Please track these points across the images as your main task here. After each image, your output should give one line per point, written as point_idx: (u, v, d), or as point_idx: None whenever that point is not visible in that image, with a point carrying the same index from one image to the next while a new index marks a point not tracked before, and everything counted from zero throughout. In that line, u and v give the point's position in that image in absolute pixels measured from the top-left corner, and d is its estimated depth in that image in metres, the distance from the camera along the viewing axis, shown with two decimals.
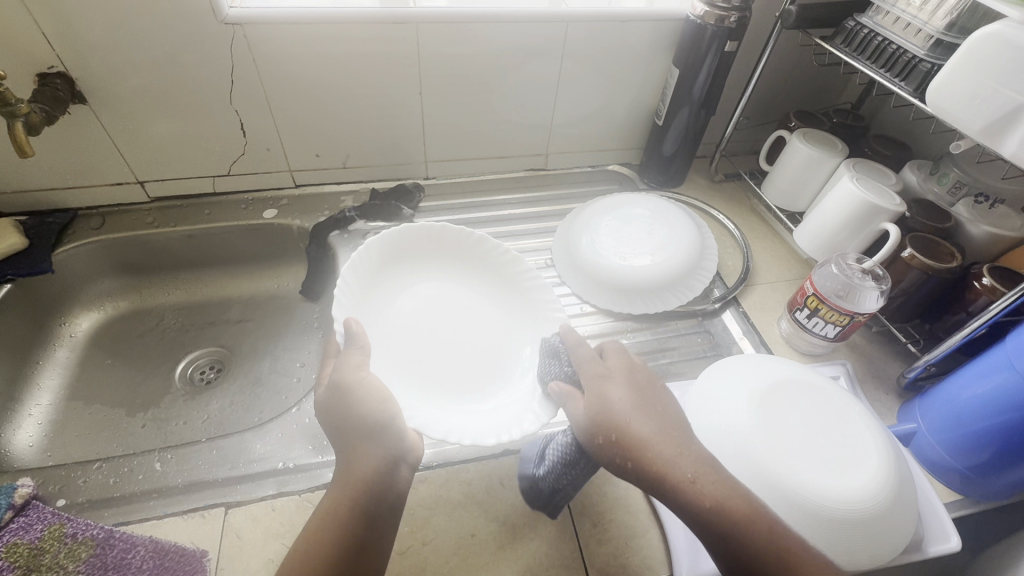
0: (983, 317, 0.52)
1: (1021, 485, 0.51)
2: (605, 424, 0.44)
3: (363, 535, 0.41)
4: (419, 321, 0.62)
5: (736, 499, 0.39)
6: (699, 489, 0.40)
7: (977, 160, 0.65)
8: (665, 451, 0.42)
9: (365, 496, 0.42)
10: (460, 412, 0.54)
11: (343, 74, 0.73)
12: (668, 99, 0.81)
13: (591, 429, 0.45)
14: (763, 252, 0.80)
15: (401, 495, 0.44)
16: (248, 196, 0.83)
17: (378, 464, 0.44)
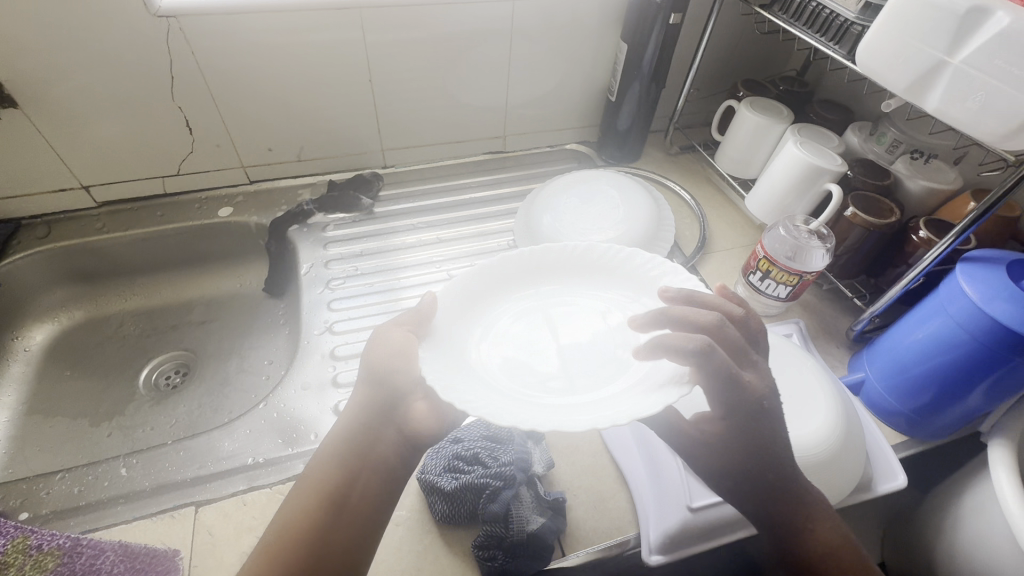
0: (918, 267, 0.55)
1: (959, 421, 0.55)
2: (748, 467, 0.42)
3: (351, 487, 0.43)
4: (540, 334, 0.50)
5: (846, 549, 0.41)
6: (816, 536, 0.41)
7: (908, 117, 0.70)
8: (796, 500, 0.42)
9: (354, 448, 0.44)
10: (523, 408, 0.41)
11: (290, 63, 0.71)
12: (620, 75, 0.82)
13: (731, 466, 0.42)
14: (718, 220, 0.83)
15: (388, 453, 0.44)
16: (200, 194, 0.81)
17: (363, 419, 0.45)
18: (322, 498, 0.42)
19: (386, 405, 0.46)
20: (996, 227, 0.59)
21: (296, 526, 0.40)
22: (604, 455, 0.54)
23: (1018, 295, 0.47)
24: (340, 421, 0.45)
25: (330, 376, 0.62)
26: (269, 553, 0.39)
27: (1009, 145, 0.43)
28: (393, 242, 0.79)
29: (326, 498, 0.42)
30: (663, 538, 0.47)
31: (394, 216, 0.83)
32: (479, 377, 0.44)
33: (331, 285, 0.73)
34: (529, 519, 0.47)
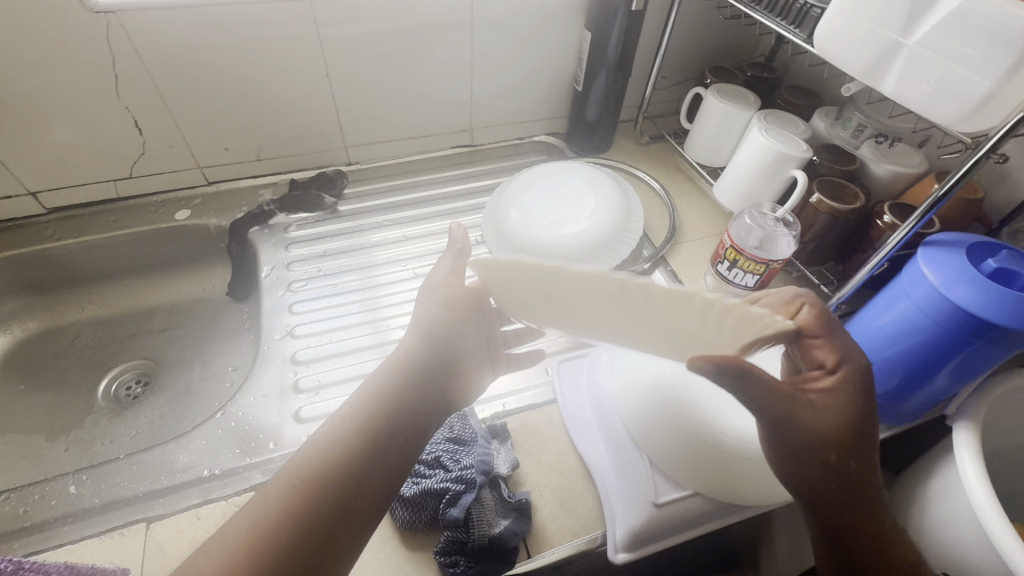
0: (882, 252, 0.54)
1: (927, 403, 0.55)
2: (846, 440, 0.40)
3: (376, 450, 0.41)
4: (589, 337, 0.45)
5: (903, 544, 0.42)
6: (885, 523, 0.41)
7: (868, 101, 0.71)
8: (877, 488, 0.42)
9: (391, 406, 0.43)
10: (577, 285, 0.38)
11: (242, 59, 0.69)
12: (585, 64, 0.80)
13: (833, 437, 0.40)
14: (688, 209, 0.82)
15: (418, 429, 0.44)
16: (156, 197, 0.78)
17: (402, 390, 0.44)
18: (347, 451, 0.40)
19: (431, 380, 0.46)
20: (959, 209, 0.59)
21: (317, 474, 0.39)
22: (571, 453, 0.53)
23: (977, 278, 0.46)
24: (382, 384, 0.44)
25: (291, 381, 0.60)
26: (285, 497, 0.38)
27: (964, 126, 0.42)
28: (358, 241, 0.77)
29: (350, 453, 0.40)
30: (630, 535, 0.46)
31: (359, 214, 0.81)
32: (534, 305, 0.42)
33: (293, 287, 0.71)
34: (493, 522, 0.46)
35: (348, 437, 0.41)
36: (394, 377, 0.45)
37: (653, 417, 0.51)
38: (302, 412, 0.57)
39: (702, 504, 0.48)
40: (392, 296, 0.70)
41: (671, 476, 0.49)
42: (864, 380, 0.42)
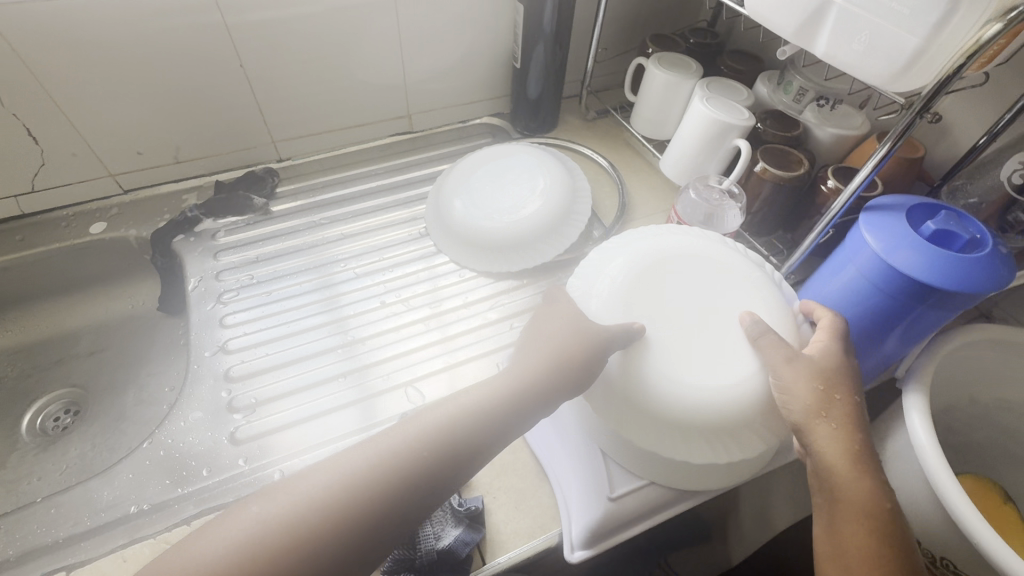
0: (825, 220, 0.53)
1: (877, 367, 0.55)
2: (822, 375, 0.42)
3: (438, 463, 0.39)
4: (667, 340, 0.46)
5: (881, 505, 0.39)
6: (862, 474, 0.40)
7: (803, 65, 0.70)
8: (854, 436, 0.41)
9: (462, 426, 0.41)
10: (653, 245, 0.52)
11: (141, 53, 0.63)
12: (521, 39, 0.76)
13: (812, 370, 0.43)
14: (639, 185, 0.79)
15: (482, 453, 0.41)
16: (66, 211, 0.72)
17: (461, 419, 0.41)
18: (353, 491, 0.37)
19: (509, 420, 0.43)
20: (899, 169, 0.58)
21: (305, 517, 0.36)
22: (525, 451, 0.51)
23: (918, 242, 0.46)
24: (456, 407, 0.42)
25: (225, 401, 0.56)
26: (268, 539, 0.35)
27: (897, 86, 0.41)
28: (292, 243, 0.72)
29: (367, 493, 0.37)
30: (585, 533, 0.45)
31: (294, 213, 0.76)
32: (614, 289, 0.49)
33: (224, 299, 0.66)
34: (442, 533, 0.44)
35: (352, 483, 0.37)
36: (459, 412, 0.42)
37: None
38: (239, 433, 0.54)
39: (658, 493, 0.47)
40: (341, 298, 0.67)
41: (624, 467, 0.48)
42: (838, 337, 0.45)
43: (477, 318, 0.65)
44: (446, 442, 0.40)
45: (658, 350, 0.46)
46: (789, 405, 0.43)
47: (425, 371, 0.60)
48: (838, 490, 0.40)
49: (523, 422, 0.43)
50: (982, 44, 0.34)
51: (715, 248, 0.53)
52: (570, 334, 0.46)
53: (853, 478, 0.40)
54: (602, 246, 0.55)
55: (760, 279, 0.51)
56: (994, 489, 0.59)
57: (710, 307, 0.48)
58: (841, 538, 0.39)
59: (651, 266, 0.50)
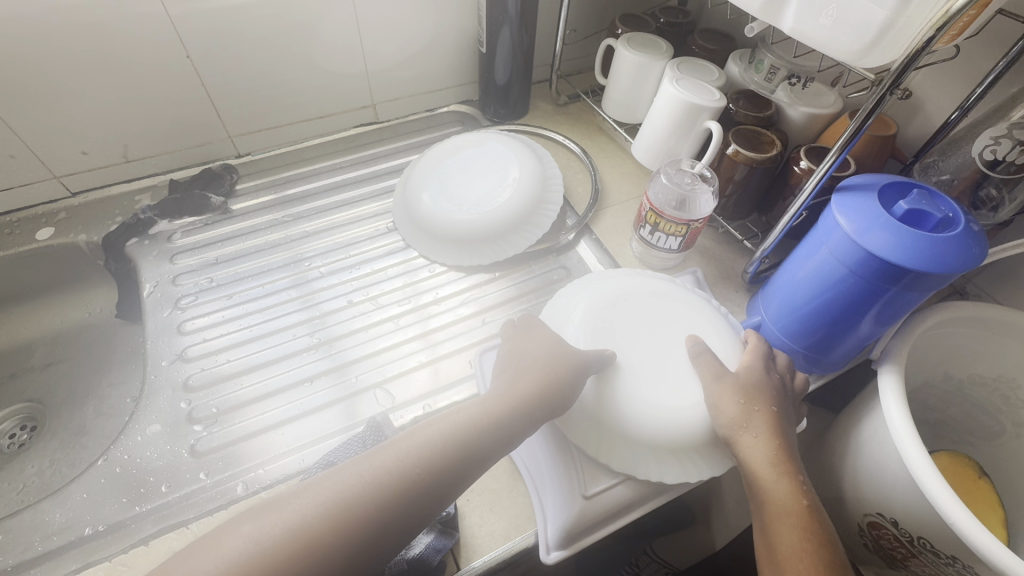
0: (799, 201, 0.51)
1: (851, 352, 0.55)
2: (743, 390, 0.46)
3: (439, 475, 0.39)
4: (631, 371, 0.49)
5: (802, 502, 0.41)
6: (783, 476, 0.42)
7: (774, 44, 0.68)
8: (773, 443, 0.43)
9: (455, 438, 0.41)
10: (611, 282, 0.56)
11: (77, 47, 0.59)
12: (485, 23, 0.73)
13: (734, 388, 0.46)
14: (612, 171, 0.78)
15: (483, 462, 0.41)
16: (9, 216, 0.68)
17: (450, 435, 0.41)
18: (362, 496, 0.37)
19: (507, 428, 0.43)
20: (871, 147, 0.58)
21: (312, 526, 0.35)
22: None
23: (890, 222, 0.45)
24: (449, 421, 0.42)
25: (184, 412, 0.54)
26: (282, 546, 0.34)
27: (865, 61, 0.40)
28: (254, 243, 0.69)
29: (365, 507, 0.36)
30: (561, 533, 0.44)
31: (255, 211, 0.73)
32: (578, 324, 0.53)
33: (182, 304, 0.63)
34: (413, 542, 0.43)
35: (362, 486, 0.37)
36: (461, 422, 0.42)
37: (572, 411, 0.48)
38: (199, 445, 0.52)
39: (632, 489, 0.46)
40: (317, 295, 0.64)
41: (596, 465, 0.47)
42: (757, 358, 0.49)
43: (450, 315, 0.63)
44: (438, 458, 0.39)
45: (629, 377, 0.49)
46: (719, 419, 0.45)
47: (398, 371, 0.58)
48: (764, 494, 0.42)
49: (507, 439, 0.42)
50: (951, 14, 0.33)
51: (667, 284, 0.57)
52: (546, 358, 0.47)
53: (776, 480, 0.42)
54: (568, 284, 0.58)
55: (713, 310, 0.55)
56: (968, 465, 0.59)
57: (666, 337, 0.52)
58: (774, 539, 0.40)
59: (614, 303, 0.54)
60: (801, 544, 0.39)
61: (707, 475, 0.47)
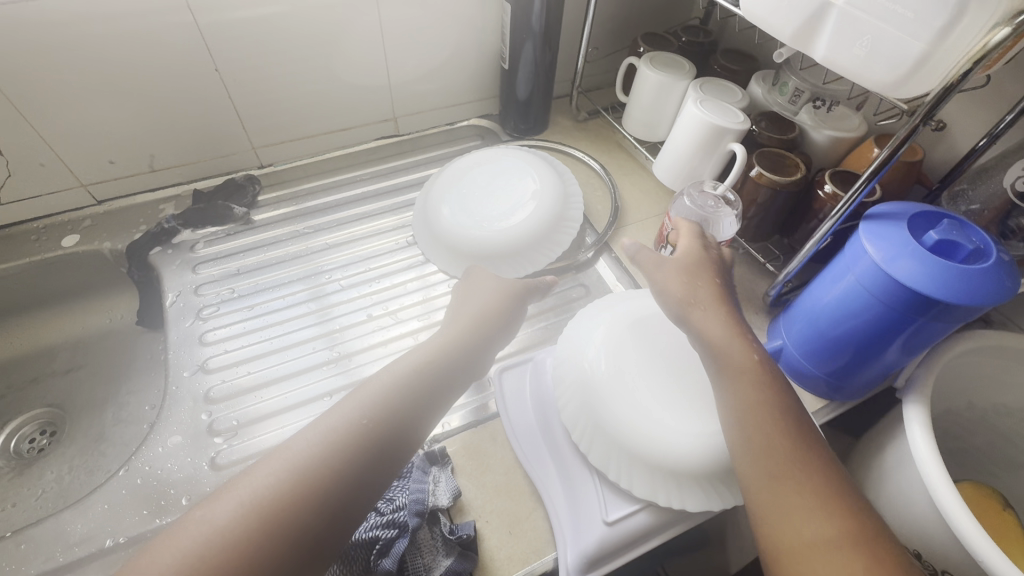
0: (825, 227, 0.51)
1: (873, 380, 0.54)
2: (687, 271, 0.50)
3: (367, 457, 0.40)
4: (643, 396, 0.49)
5: (755, 362, 0.44)
6: (734, 339, 0.45)
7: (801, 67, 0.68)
8: (722, 315, 0.47)
9: (383, 411, 0.42)
10: (626, 304, 0.56)
11: (108, 57, 0.60)
12: (508, 39, 0.74)
13: (677, 271, 0.50)
14: (632, 188, 0.78)
15: (410, 439, 0.42)
16: (36, 223, 0.69)
17: (379, 409, 0.42)
18: (313, 470, 0.38)
19: (446, 370, 0.48)
20: (897, 174, 0.57)
21: (264, 497, 0.37)
22: (518, 472, 0.50)
23: (919, 251, 0.44)
24: (377, 393, 0.43)
25: (205, 424, 0.54)
26: (240, 523, 0.35)
27: (899, 92, 0.39)
28: (274, 254, 0.70)
29: (295, 496, 0.37)
30: (582, 559, 0.44)
31: (276, 222, 0.73)
32: (589, 348, 0.53)
33: (204, 315, 0.64)
34: (434, 564, 0.43)
35: (311, 454, 0.38)
36: (398, 373, 0.45)
37: (591, 436, 0.48)
38: (220, 458, 0.52)
39: (654, 517, 0.46)
40: (334, 309, 0.65)
41: (617, 491, 0.46)
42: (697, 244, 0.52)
43: None
44: (373, 430, 0.41)
45: (643, 404, 0.48)
46: (670, 302, 0.49)
47: None
48: (719, 359, 0.45)
49: (461, 372, 0.49)
50: (989, 48, 0.32)
51: None
52: (489, 300, 0.56)
53: (730, 345, 0.45)
54: (585, 307, 0.58)
55: None
56: (993, 495, 0.59)
57: (679, 362, 0.51)
58: (732, 398, 0.43)
59: (630, 326, 0.54)
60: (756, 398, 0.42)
61: (730, 505, 0.46)
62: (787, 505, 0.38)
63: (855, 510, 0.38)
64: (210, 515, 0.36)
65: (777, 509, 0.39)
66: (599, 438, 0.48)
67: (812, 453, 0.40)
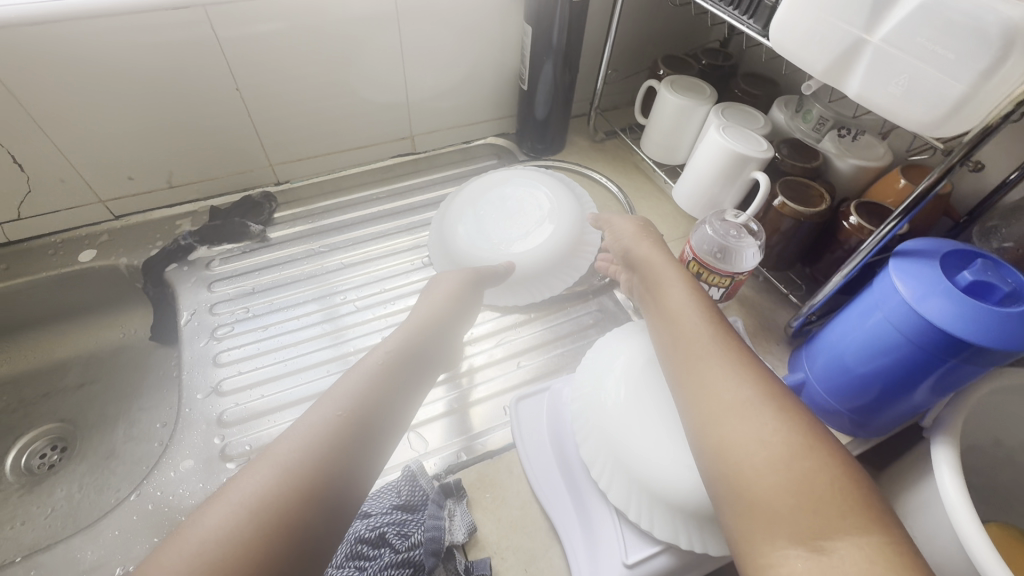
0: (854, 260, 0.50)
1: (899, 418, 0.53)
2: (641, 229, 0.61)
3: (346, 452, 0.40)
4: (660, 428, 0.47)
5: (689, 281, 0.52)
6: (670, 264, 0.54)
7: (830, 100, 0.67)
8: (662, 252, 0.56)
9: (359, 411, 0.43)
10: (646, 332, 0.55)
11: (131, 74, 0.60)
12: (528, 61, 0.73)
13: (632, 230, 0.61)
14: (650, 212, 0.77)
15: (381, 439, 0.43)
16: (54, 238, 0.69)
17: (353, 412, 0.42)
18: (304, 466, 0.37)
19: (410, 365, 0.50)
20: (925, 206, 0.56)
21: (264, 500, 0.35)
22: (533, 506, 0.49)
23: (952, 291, 0.43)
24: (348, 391, 0.44)
25: (218, 449, 0.54)
26: (237, 525, 0.34)
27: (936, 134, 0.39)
28: (289, 273, 0.69)
29: (287, 503, 0.35)
30: None
31: (291, 241, 0.73)
32: (607, 380, 0.52)
33: (218, 334, 0.63)
34: None
35: (302, 454, 0.38)
36: (371, 372, 0.47)
37: (609, 472, 0.47)
38: None
39: (675, 560, 0.44)
40: (348, 330, 0.64)
41: (638, 531, 0.45)
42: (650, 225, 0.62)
43: (484, 356, 0.62)
44: (348, 426, 0.41)
45: (660, 437, 0.47)
46: (627, 245, 0.59)
47: (426, 415, 0.57)
48: (657, 273, 0.53)
49: (424, 364, 0.52)
50: None
51: None
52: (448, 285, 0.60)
53: (666, 266, 0.54)
54: (605, 336, 0.57)
55: None
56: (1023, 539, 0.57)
57: None
58: (665, 298, 0.50)
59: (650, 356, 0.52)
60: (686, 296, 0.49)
61: None
62: (703, 375, 0.42)
63: (767, 379, 0.41)
64: (205, 520, 0.34)
65: (701, 369, 0.42)
66: (615, 473, 0.47)
67: (733, 342, 0.44)
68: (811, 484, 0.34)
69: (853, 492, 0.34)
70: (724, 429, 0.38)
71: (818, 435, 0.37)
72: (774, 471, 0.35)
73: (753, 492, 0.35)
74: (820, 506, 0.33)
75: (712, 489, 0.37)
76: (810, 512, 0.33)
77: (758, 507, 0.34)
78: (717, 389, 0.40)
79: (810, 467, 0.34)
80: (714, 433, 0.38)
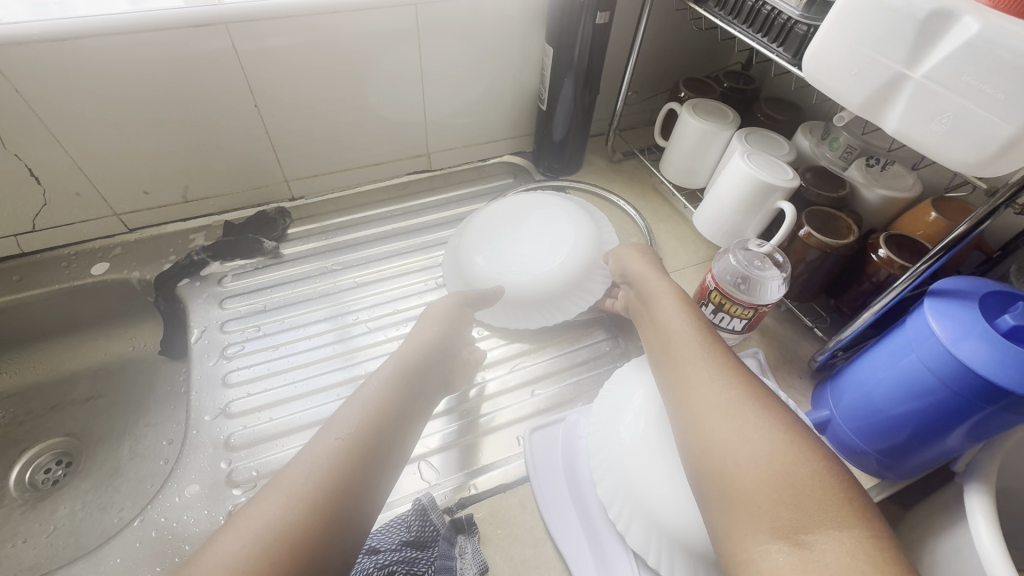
0: (887, 297, 0.48)
1: (929, 464, 0.50)
2: (640, 250, 0.62)
3: (354, 477, 0.38)
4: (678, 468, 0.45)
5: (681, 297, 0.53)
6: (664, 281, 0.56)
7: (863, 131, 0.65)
8: (656, 271, 0.57)
9: (370, 440, 0.41)
10: None
11: (150, 89, 0.59)
12: (548, 81, 0.73)
13: (632, 253, 0.62)
14: (668, 236, 0.76)
15: (389, 466, 0.42)
16: (67, 250, 0.68)
17: (359, 437, 0.41)
18: (316, 496, 0.36)
19: (414, 388, 0.49)
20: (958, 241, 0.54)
21: (280, 533, 0.33)
22: (547, 544, 0.47)
23: (992, 335, 0.41)
24: (355, 418, 0.43)
25: (224, 473, 0.53)
26: (252, 558, 0.32)
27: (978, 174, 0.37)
28: (301, 291, 0.69)
29: (300, 535, 0.34)
30: None
31: (304, 257, 0.72)
32: (625, 413, 0.50)
33: (228, 353, 0.62)
34: None
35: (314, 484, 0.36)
36: (377, 395, 0.46)
37: (625, 512, 0.46)
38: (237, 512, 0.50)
39: None
40: (359, 352, 0.63)
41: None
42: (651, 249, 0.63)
43: (497, 382, 0.61)
44: (357, 453, 0.40)
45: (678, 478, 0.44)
46: (625, 264, 0.61)
47: (438, 442, 0.55)
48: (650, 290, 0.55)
49: (425, 390, 0.50)
50: None
51: None
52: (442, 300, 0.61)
53: (660, 283, 0.55)
54: (626, 365, 0.55)
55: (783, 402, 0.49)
56: None
57: None
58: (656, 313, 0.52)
59: None
60: (677, 309, 0.51)
61: None
62: (688, 377, 0.42)
63: (751, 380, 0.41)
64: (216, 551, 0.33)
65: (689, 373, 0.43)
66: (631, 513, 0.45)
67: (721, 348, 0.45)
68: (793, 479, 0.33)
69: (835, 487, 0.33)
70: (710, 429, 0.38)
71: (801, 434, 0.37)
72: (758, 465, 0.35)
73: (734, 488, 0.35)
74: (799, 499, 0.32)
75: (695, 487, 0.37)
76: (790, 504, 0.32)
77: (740, 502, 0.34)
78: (703, 391, 0.41)
79: (790, 460, 0.34)
80: (701, 434, 0.38)
